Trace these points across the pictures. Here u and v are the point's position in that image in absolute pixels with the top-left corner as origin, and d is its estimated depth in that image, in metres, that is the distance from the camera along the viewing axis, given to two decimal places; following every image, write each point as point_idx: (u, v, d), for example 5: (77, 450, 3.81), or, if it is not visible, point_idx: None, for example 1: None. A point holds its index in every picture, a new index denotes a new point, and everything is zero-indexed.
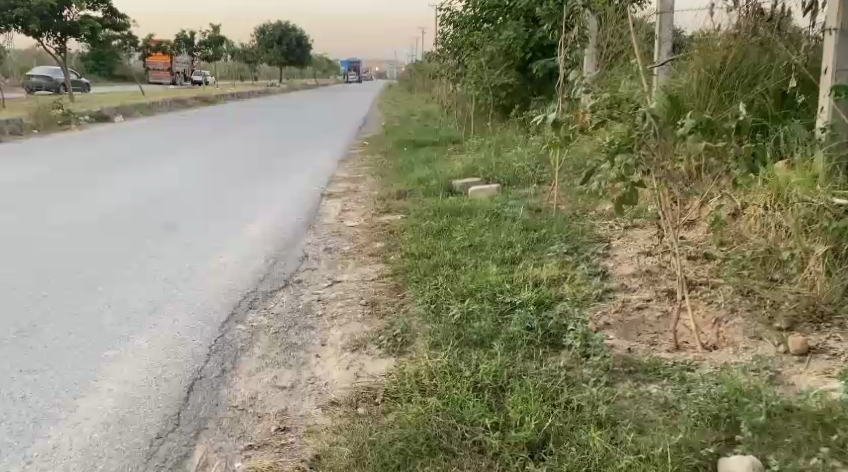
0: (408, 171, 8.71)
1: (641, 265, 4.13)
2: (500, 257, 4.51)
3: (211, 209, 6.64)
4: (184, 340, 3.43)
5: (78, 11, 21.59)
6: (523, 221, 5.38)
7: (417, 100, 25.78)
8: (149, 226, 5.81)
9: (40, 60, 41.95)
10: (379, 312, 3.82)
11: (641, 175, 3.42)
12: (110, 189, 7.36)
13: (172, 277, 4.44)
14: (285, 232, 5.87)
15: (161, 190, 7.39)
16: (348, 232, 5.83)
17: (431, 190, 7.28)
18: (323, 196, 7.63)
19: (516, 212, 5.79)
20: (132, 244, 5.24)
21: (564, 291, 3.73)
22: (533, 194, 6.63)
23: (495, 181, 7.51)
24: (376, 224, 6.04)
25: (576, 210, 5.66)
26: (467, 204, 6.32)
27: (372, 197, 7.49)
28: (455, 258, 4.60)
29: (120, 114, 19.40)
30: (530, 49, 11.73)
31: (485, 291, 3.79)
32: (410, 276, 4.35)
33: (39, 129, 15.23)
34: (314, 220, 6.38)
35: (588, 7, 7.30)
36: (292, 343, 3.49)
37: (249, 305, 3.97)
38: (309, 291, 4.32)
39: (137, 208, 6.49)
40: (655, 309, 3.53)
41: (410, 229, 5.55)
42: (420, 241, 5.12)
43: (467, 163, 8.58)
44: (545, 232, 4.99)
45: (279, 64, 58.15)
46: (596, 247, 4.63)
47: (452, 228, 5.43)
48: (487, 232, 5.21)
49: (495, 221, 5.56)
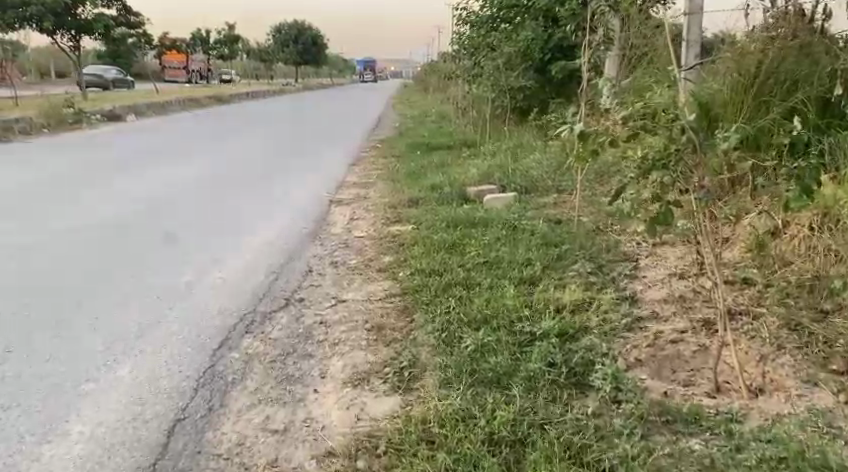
0: (421, 176, 8.39)
1: (673, 289, 3.78)
2: (517, 277, 4.18)
3: (214, 216, 6.34)
4: (171, 369, 3.12)
5: (93, 9, 21.43)
6: (542, 235, 5.04)
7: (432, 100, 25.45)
8: (147, 234, 5.52)
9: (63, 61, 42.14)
10: (386, 338, 3.50)
11: (678, 196, 3.07)
12: (112, 194, 7.12)
13: (167, 293, 4.15)
14: (290, 242, 5.56)
15: (165, 195, 7.15)
16: (355, 244, 5.52)
17: (444, 198, 6.96)
18: (331, 203, 7.32)
19: (534, 224, 5.46)
20: (129, 254, 4.97)
21: (589, 321, 3.39)
22: (551, 204, 6.30)
23: (511, 188, 7.18)
24: (386, 234, 5.72)
25: (599, 224, 5.32)
26: (482, 214, 5.99)
27: (382, 204, 7.18)
28: (468, 276, 4.28)
29: (132, 113, 19.21)
30: (549, 50, 11.33)
31: (501, 319, 3.46)
32: (418, 296, 4.02)
33: (50, 128, 15.04)
34: (321, 229, 6.06)
35: (612, 8, 6.96)
36: (289, 374, 3.18)
37: (245, 328, 3.66)
38: (312, 311, 4.00)
39: (138, 214, 6.24)
40: (691, 343, 3.18)
41: (420, 241, 5.23)
42: (431, 256, 4.80)
43: (483, 168, 8.25)
44: (566, 249, 4.65)
45: (294, 64, 58.02)
46: (622, 267, 4.29)
47: (465, 242, 5.10)
48: (503, 247, 4.88)
49: (512, 234, 5.24)
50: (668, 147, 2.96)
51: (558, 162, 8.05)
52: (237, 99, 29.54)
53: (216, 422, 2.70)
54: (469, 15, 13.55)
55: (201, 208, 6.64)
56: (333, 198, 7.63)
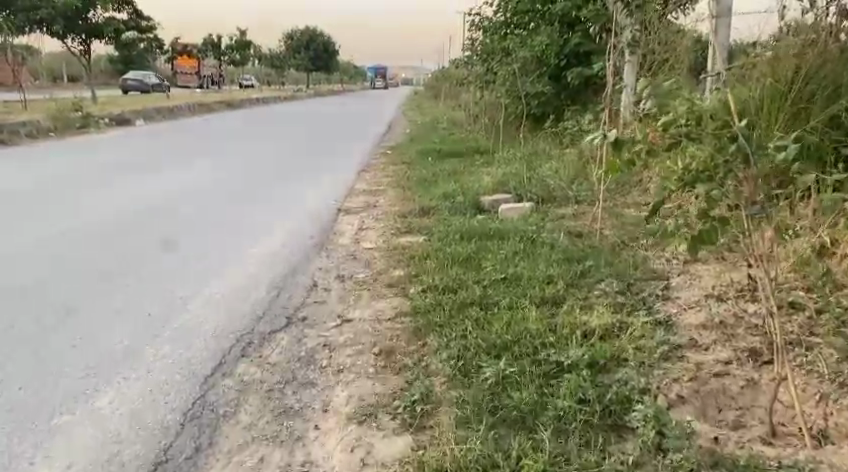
0: (433, 184, 8.07)
1: (712, 313, 3.44)
2: (537, 296, 3.85)
3: (216, 225, 6.04)
4: (157, 399, 2.81)
5: (103, 12, 21.24)
6: (563, 250, 4.71)
7: (443, 106, 25.18)
8: (143, 244, 5.22)
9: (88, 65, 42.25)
10: (396, 365, 3.18)
11: (724, 214, 2.74)
12: (111, 201, 6.88)
13: (160, 308, 3.85)
14: (294, 253, 5.24)
15: (165, 202, 6.89)
16: (363, 256, 5.20)
17: (457, 207, 6.63)
18: (338, 211, 7.00)
19: (553, 237, 5.14)
20: (124, 263, 4.70)
21: (621, 349, 3.06)
22: (571, 216, 5.97)
23: (527, 197, 6.85)
24: (396, 246, 5.40)
25: (622, 238, 4.99)
26: (497, 225, 5.66)
27: (392, 213, 6.86)
28: (485, 294, 3.95)
29: (141, 117, 19.00)
30: (565, 55, 11.07)
31: (523, 345, 3.15)
32: (430, 317, 3.68)
33: (57, 131, 14.83)
34: (328, 240, 5.75)
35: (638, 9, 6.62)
36: (289, 406, 2.85)
37: (242, 352, 3.34)
38: (315, 332, 3.68)
39: (137, 221, 5.98)
40: (738, 377, 2.84)
41: (433, 254, 4.89)
42: (444, 271, 4.46)
43: (497, 176, 7.92)
44: (591, 265, 4.32)
45: (305, 70, 57.94)
46: (652, 286, 3.97)
47: (480, 256, 4.77)
48: (522, 261, 4.55)
49: (531, 247, 4.91)
50: (714, 159, 2.64)
51: (576, 172, 7.72)
52: (246, 104, 29.34)
53: (203, 466, 2.39)
54: (482, 19, 13.27)
55: (202, 215, 6.38)
56: (341, 206, 7.32)
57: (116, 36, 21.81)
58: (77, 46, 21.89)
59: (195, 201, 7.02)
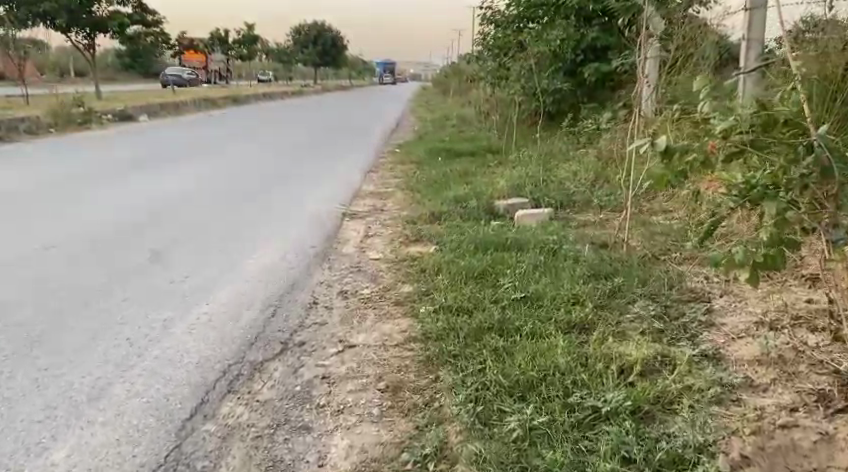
0: (444, 186, 7.66)
1: (767, 345, 3.01)
2: (563, 322, 3.44)
3: (212, 232, 5.63)
4: (125, 451, 2.41)
5: (107, 6, 20.90)
6: (588, 264, 4.29)
7: (454, 102, 24.72)
8: (129, 256, 4.81)
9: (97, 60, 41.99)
10: (405, 405, 2.76)
11: (794, 238, 2.31)
12: (104, 206, 6.50)
13: (141, 331, 3.46)
14: (295, 264, 4.82)
15: (160, 207, 6.51)
16: (369, 268, 4.77)
17: (470, 213, 6.21)
18: (344, 216, 6.59)
19: (577, 249, 4.72)
20: (107, 277, 4.30)
21: (665, 390, 2.65)
22: (593, 224, 5.56)
23: (544, 202, 6.44)
24: (404, 256, 5.00)
25: (652, 252, 4.55)
26: (514, 234, 5.25)
27: (400, 217, 6.45)
28: (505, 317, 3.53)
29: (144, 113, 18.65)
30: (582, 50, 10.66)
31: (551, 385, 2.73)
32: (443, 344, 3.25)
33: (57, 128, 14.47)
34: (332, 249, 5.33)
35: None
36: (280, 457, 2.44)
37: (230, 386, 2.94)
38: (313, 360, 3.27)
39: (127, 229, 5.59)
40: (810, 429, 2.41)
41: (445, 268, 4.47)
42: (458, 289, 4.03)
43: (512, 178, 7.51)
44: (622, 283, 3.91)
45: (314, 66, 57.56)
46: (694, 309, 3.56)
47: (497, 271, 4.33)
48: (544, 277, 4.13)
49: (552, 261, 4.49)
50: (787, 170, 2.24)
51: (596, 174, 7.30)
52: (253, 100, 28.98)
53: None
54: (494, 14, 12.90)
55: (198, 221, 5.98)
56: (346, 210, 6.92)
57: (121, 30, 21.46)
58: (81, 41, 21.52)
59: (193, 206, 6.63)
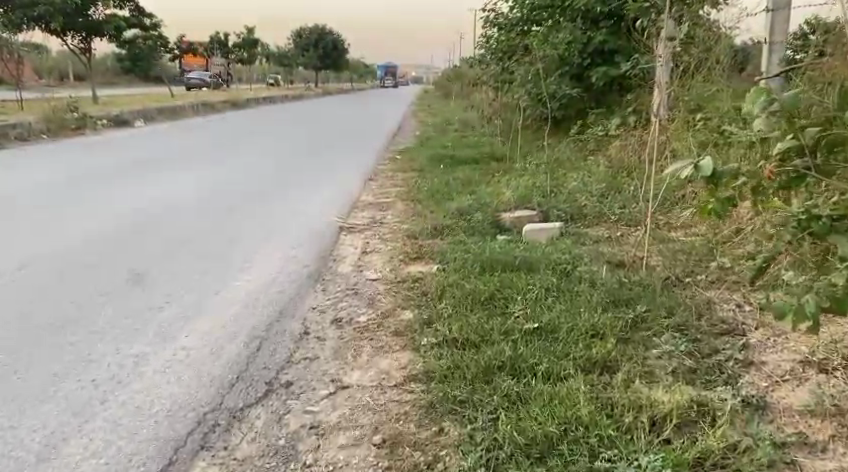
0: (447, 196, 7.30)
1: (821, 394, 2.66)
2: (581, 360, 3.08)
3: (199, 247, 5.26)
4: None
5: (104, 10, 20.53)
6: (606, 289, 3.92)
7: (455, 106, 24.41)
8: (107, 276, 4.44)
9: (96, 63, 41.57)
10: (406, 465, 2.42)
11: None
12: (88, 217, 6.11)
13: (109, 371, 3.09)
14: (287, 286, 4.46)
15: (148, 218, 6.12)
16: (366, 290, 4.41)
17: (475, 226, 5.85)
18: (342, 229, 6.23)
19: (593, 270, 4.35)
20: (81, 302, 3.94)
21: (704, 453, 2.30)
22: (607, 241, 5.19)
23: (554, 215, 6.08)
24: (405, 276, 4.65)
25: (673, 275, 4.19)
26: (522, 252, 4.88)
27: (401, 231, 6.10)
28: (517, 352, 3.16)
29: (141, 118, 18.23)
30: (589, 54, 10.33)
31: (575, 444, 2.38)
32: (448, 387, 2.86)
33: (50, 134, 14.02)
34: (327, 267, 4.96)
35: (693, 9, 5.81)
36: None
37: (205, 439, 2.59)
38: (301, 403, 2.91)
39: (109, 244, 5.20)
40: None
41: (448, 291, 4.10)
42: (464, 317, 3.65)
43: (518, 188, 7.14)
44: (645, 313, 3.54)
45: (314, 70, 57.20)
46: (729, 343, 3.19)
47: (507, 295, 3.96)
48: (558, 305, 3.76)
49: (565, 284, 4.12)
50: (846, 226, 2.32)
51: (607, 184, 6.94)
52: (252, 104, 28.60)
53: None
54: (497, 16, 12.57)
55: (186, 234, 5.60)
56: (344, 222, 6.55)
57: (118, 33, 21.06)
58: (77, 44, 21.11)
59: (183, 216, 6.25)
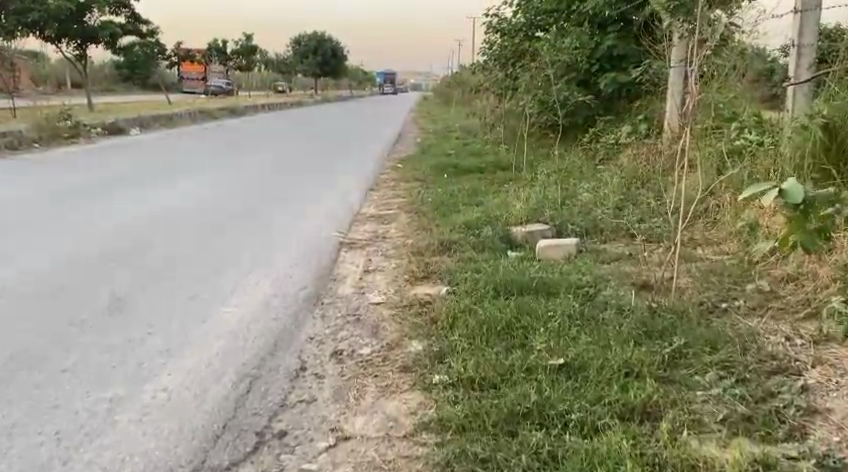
0: (454, 208, 6.92)
1: None
2: (618, 406, 2.70)
3: (189, 267, 4.89)
4: None
5: (100, 16, 20.10)
6: (637, 318, 3.54)
7: (456, 113, 24.11)
8: (86, 302, 4.08)
9: (92, 71, 41.18)
10: None
11: None
12: (72, 236, 5.72)
13: (76, 420, 2.71)
14: (283, 311, 4.08)
15: (135, 236, 5.73)
16: (368, 317, 4.01)
17: (484, 242, 5.47)
18: (342, 245, 5.84)
19: (619, 294, 3.96)
20: (53, 334, 3.57)
21: None
22: (630, 261, 4.80)
23: (569, 230, 5.69)
24: (411, 300, 4.25)
25: (708, 300, 3.82)
26: (539, 274, 4.48)
27: (406, 247, 5.71)
28: (544, 395, 2.79)
29: (136, 126, 17.84)
30: (598, 60, 10.02)
31: None
32: (466, 443, 2.48)
33: (41, 142, 13.60)
34: (327, 289, 4.58)
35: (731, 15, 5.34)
36: None
37: None
38: (296, 460, 2.52)
39: (90, 266, 4.80)
40: None
41: (461, 319, 3.70)
42: (480, 351, 3.26)
43: (528, 200, 6.76)
44: (685, 348, 3.17)
45: (313, 77, 56.85)
46: (783, 385, 2.81)
47: (526, 324, 3.57)
48: (584, 337, 3.38)
49: (590, 310, 3.73)
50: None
51: (622, 196, 6.57)
52: (251, 111, 28.24)
53: None
54: (501, 21, 12.23)
55: (175, 254, 5.22)
56: (345, 238, 6.17)
57: (113, 40, 20.69)
58: (71, 51, 20.68)
59: (172, 234, 5.86)
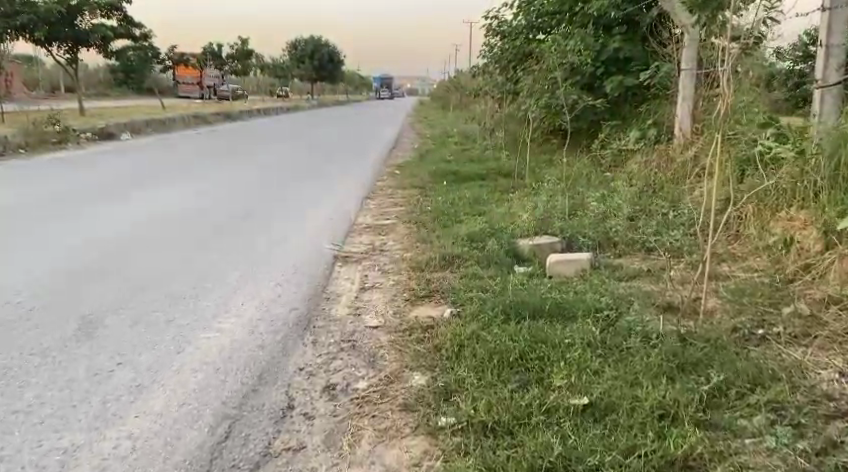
0: (455, 218, 6.53)
1: None
2: (655, 459, 2.33)
3: (171, 284, 4.52)
4: None
5: (91, 19, 19.67)
6: (667, 348, 3.15)
7: (454, 116, 23.75)
8: (52, 325, 3.70)
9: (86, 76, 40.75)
10: None
11: None
12: (52, 247, 5.42)
13: None
14: (270, 337, 3.67)
15: (121, 243, 5.57)
16: (365, 344, 3.61)
17: (490, 256, 5.07)
18: (336, 260, 5.45)
19: (643, 320, 3.55)
20: (9, 364, 3.19)
21: None
22: (649, 280, 4.40)
23: (580, 244, 5.29)
24: (411, 323, 3.86)
25: (743, 326, 3.43)
26: (551, 294, 4.08)
27: (405, 261, 5.31)
28: (568, 447, 2.41)
29: (127, 131, 17.42)
30: (602, 63, 9.63)
31: None
32: None
33: (28, 148, 13.19)
34: (319, 310, 4.18)
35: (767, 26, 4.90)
36: None
37: None
38: None
39: (66, 281, 4.49)
40: None
41: (468, 348, 3.31)
42: (492, 388, 2.88)
43: (534, 210, 6.36)
44: (725, 385, 2.79)
45: (310, 81, 56.46)
46: (847, 434, 2.45)
47: (542, 354, 3.18)
48: (609, 371, 2.99)
49: (611, 338, 3.34)
50: None
51: (634, 206, 6.18)
52: (246, 116, 27.85)
53: None
54: (500, 24, 11.86)
55: (158, 267, 4.91)
56: (340, 251, 5.78)
57: (105, 43, 20.29)
58: (62, 55, 20.27)
59: (157, 244, 5.59)
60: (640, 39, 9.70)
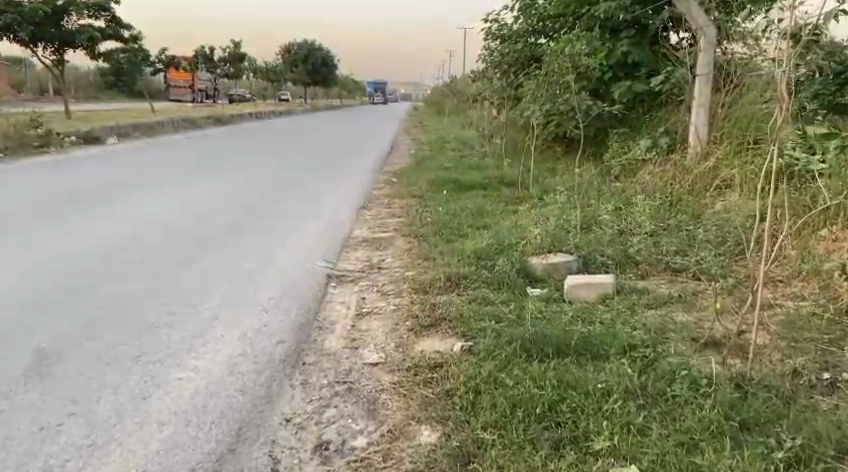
0: (459, 232, 6.03)
1: None
2: None
3: (146, 309, 4.00)
4: None
5: (78, 20, 19.10)
6: (724, 400, 2.65)
7: (451, 121, 23.35)
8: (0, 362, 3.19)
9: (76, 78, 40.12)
10: None
11: None
12: (22, 260, 4.97)
13: None
14: (252, 378, 3.15)
15: (93, 260, 5.04)
16: (363, 386, 3.09)
17: (499, 276, 4.57)
18: (330, 279, 4.94)
19: (689, 362, 3.03)
20: None
21: None
22: (681, 308, 3.92)
23: (597, 264, 4.80)
24: (415, 359, 3.35)
25: (806, 369, 2.95)
26: (574, 326, 3.56)
27: (405, 280, 4.81)
28: None
29: (114, 135, 16.86)
30: (611, 67, 9.14)
31: None
32: None
33: (8, 152, 12.62)
34: (309, 343, 3.65)
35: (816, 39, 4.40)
36: None
37: None
38: None
39: (32, 301, 4.04)
40: None
41: (486, 395, 2.80)
42: (519, 455, 2.39)
43: (543, 225, 5.87)
44: (801, 454, 2.32)
45: (303, 85, 55.98)
46: None
47: (575, 405, 2.67)
48: (656, 429, 2.51)
49: (653, 383, 2.83)
50: None
51: (652, 221, 5.69)
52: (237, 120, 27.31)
53: None
54: (502, 27, 11.38)
55: (135, 284, 4.45)
56: (334, 268, 5.26)
57: (92, 45, 19.72)
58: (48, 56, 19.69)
59: (140, 257, 5.18)
60: (649, 42, 9.23)
